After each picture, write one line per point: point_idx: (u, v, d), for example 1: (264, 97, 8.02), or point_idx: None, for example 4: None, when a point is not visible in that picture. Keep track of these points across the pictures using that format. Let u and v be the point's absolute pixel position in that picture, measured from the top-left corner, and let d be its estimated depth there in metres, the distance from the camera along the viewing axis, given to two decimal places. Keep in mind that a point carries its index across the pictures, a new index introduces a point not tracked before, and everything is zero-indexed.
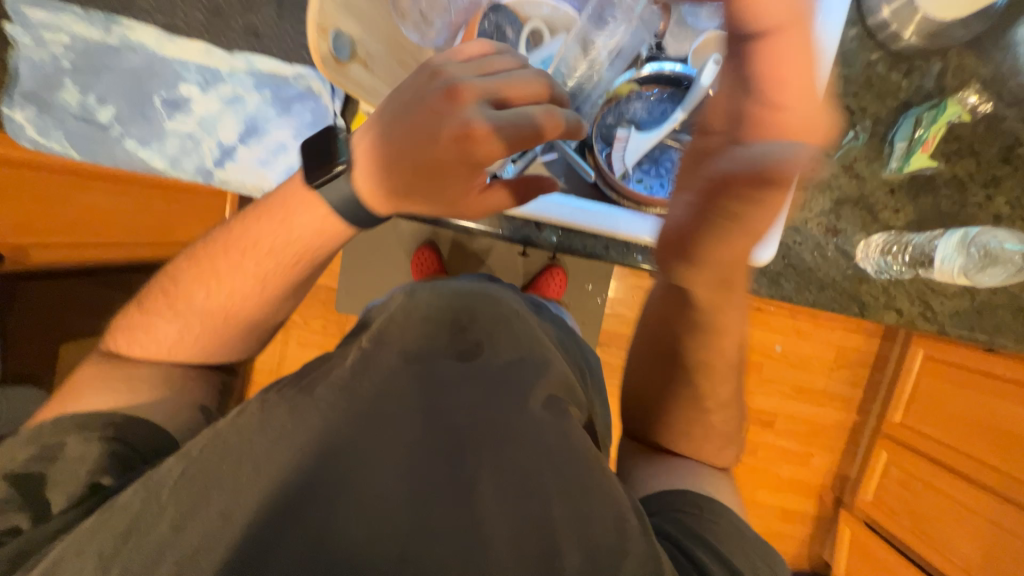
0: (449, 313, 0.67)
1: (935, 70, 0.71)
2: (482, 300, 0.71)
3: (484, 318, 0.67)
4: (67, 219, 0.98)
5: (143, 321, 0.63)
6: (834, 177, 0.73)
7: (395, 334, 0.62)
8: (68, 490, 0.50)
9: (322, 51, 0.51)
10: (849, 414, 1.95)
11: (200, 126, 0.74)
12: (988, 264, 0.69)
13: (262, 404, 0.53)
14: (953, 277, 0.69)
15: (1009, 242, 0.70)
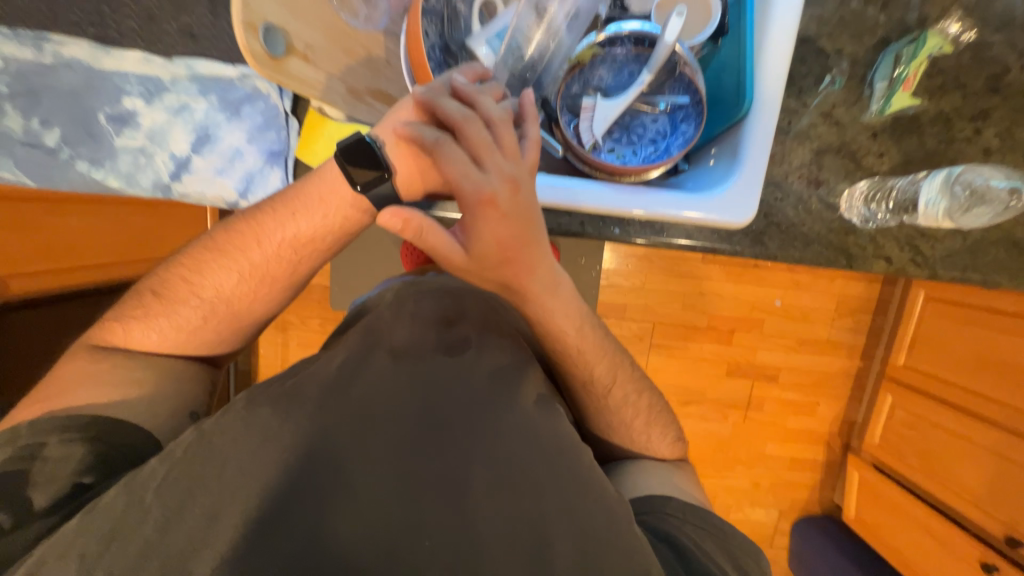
0: (432, 304, 0.63)
1: (912, 2, 0.67)
2: (465, 289, 0.67)
3: (470, 311, 0.63)
4: (39, 245, 0.97)
5: (161, 311, 0.61)
6: (813, 126, 0.70)
7: (379, 330, 0.59)
8: (52, 489, 0.48)
9: (253, 47, 0.50)
10: (853, 361, 1.95)
11: (150, 139, 0.71)
12: (972, 204, 0.66)
13: (249, 401, 0.51)
14: (937, 222, 0.67)
15: (992, 179, 0.66)
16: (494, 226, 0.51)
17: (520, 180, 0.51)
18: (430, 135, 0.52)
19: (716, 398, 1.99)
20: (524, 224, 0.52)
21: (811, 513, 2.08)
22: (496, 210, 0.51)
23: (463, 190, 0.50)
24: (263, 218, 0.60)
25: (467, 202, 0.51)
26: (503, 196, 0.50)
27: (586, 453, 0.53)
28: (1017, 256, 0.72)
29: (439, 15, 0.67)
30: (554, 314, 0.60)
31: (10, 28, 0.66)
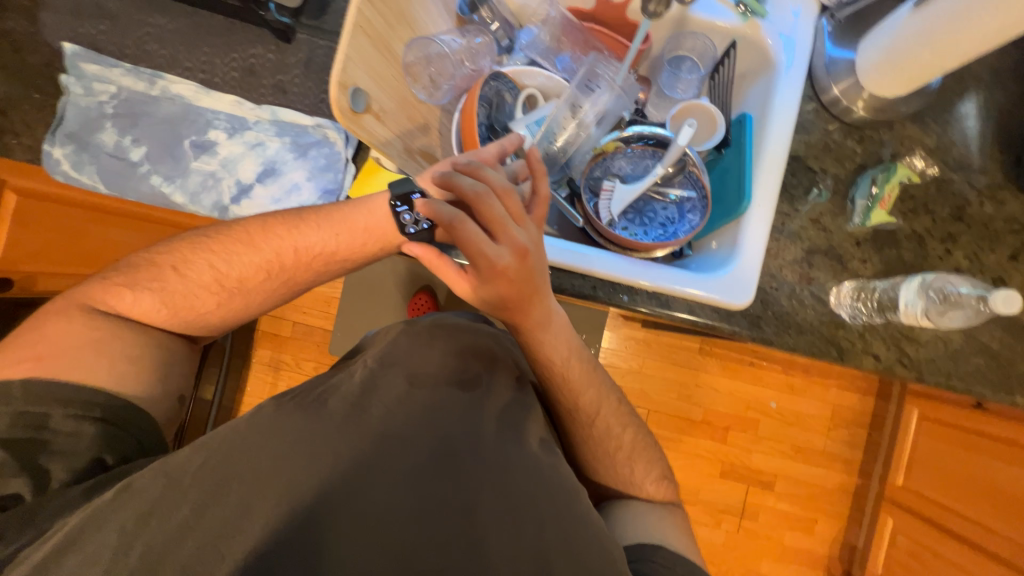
0: (451, 345, 0.67)
1: (884, 139, 0.80)
2: (468, 332, 0.71)
3: (477, 352, 0.67)
4: (80, 251, 1.03)
5: (180, 289, 0.66)
6: (804, 229, 0.79)
7: (400, 359, 0.64)
8: (60, 466, 0.54)
9: (341, 102, 0.60)
10: (850, 477, 1.89)
11: (222, 166, 0.81)
12: (947, 307, 0.72)
13: (273, 406, 0.56)
14: (916, 320, 0.73)
15: (964, 286, 0.72)
16: (505, 287, 0.59)
17: (531, 250, 0.58)
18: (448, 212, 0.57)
19: (710, 501, 1.89)
20: (529, 285, 0.60)
21: None
22: (506, 277, 0.58)
23: (481, 259, 0.57)
24: (301, 226, 0.68)
25: (482, 272, 0.57)
26: (514, 267, 0.57)
27: (577, 501, 0.56)
28: (996, 368, 0.77)
29: (488, 100, 0.80)
30: (546, 346, 0.67)
31: (132, 65, 0.78)
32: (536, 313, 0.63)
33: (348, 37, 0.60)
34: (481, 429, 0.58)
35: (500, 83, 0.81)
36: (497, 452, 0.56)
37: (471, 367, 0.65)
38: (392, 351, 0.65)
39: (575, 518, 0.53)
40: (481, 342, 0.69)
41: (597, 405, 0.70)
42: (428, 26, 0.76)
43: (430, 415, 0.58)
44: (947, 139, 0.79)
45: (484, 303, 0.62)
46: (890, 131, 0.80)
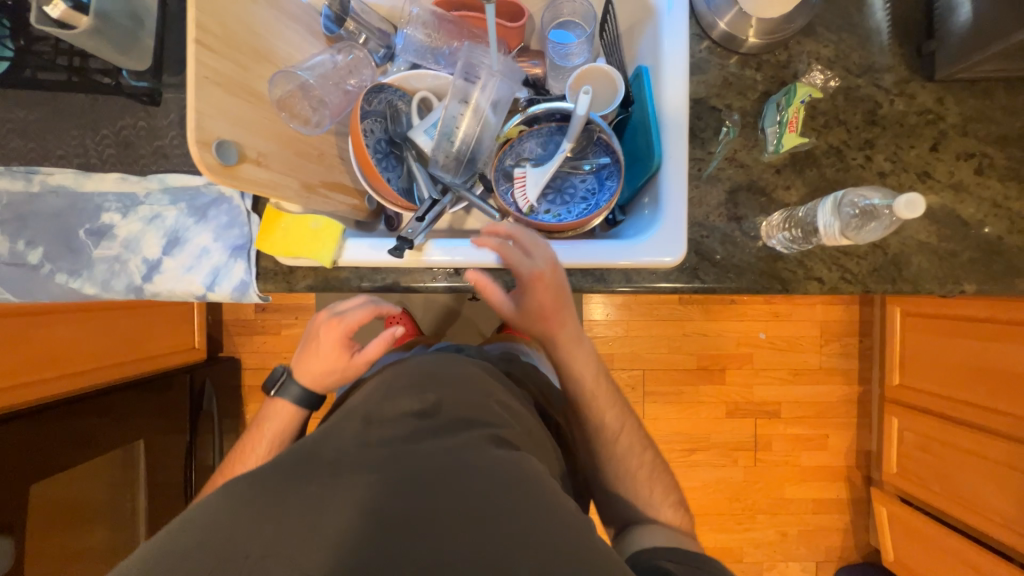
0: (416, 380, 0.62)
1: (782, 61, 0.78)
2: (443, 364, 0.66)
3: (447, 381, 0.61)
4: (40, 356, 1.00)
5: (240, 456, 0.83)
6: (721, 169, 0.77)
7: (361, 403, 0.59)
8: None
9: (207, 160, 0.57)
10: (851, 386, 1.91)
11: (125, 247, 0.76)
12: (863, 222, 0.67)
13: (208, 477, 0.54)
14: (836, 240, 0.68)
15: (877, 197, 0.67)
16: (544, 296, 0.71)
17: (556, 266, 0.71)
18: (494, 242, 0.71)
19: (722, 442, 1.92)
20: (563, 294, 0.72)
21: (851, 559, 1.94)
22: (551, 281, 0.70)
23: (520, 273, 0.70)
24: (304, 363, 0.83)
25: (523, 282, 0.70)
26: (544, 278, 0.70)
27: None
28: (938, 263, 0.77)
29: (381, 114, 0.80)
30: (575, 362, 0.76)
31: (6, 166, 0.73)
32: (574, 337, 0.76)
33: (195, 89, 0.56)
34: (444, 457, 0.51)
35: (387, 94, 0.80)
36: (474, 474, 0.49)
37: (455, 400, 0.58)
38: (373, 405, 0.58)
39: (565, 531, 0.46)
40: (451, 371, 0.64)
41: (621, 421, 0.78)
42: (294, 54, 0.73)
43: (378, 459, 0.51)
44: (845, 45, 0.77)
45: (545, 321, 0.73)
46: (786, 51, 0.78)
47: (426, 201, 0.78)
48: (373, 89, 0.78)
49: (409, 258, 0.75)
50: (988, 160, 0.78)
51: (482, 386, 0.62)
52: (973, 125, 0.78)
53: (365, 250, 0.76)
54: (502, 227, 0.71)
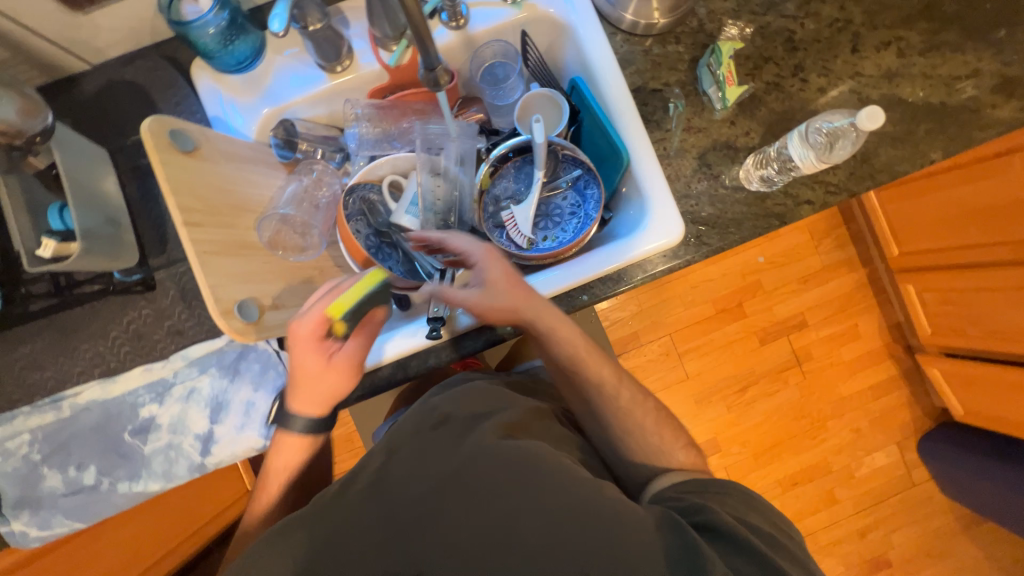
0: (434, 416, 0.71)
1: (695, 27, 0.83)
2: (464, 393, 0.75)
3: (468, 403, 0.73)
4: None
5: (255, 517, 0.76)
6: (684, 141, 0.82)
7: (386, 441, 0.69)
8: None
9: (236, 327, 0.59)
10: (859, 272, 1.98)
11: (173, 432, 0.76)
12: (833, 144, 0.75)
13: None
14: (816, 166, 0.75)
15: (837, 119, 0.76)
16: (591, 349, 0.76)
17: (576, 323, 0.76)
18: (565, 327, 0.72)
19: (768, 370, 1.97)
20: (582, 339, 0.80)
21: (926, 428, 1.99)
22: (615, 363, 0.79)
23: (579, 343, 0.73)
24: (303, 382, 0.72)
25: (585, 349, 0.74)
26: (611, 378, 0.76)
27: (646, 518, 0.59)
28: (902, 146, 0.83)
29: (360, 211, 0.84)
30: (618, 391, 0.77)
31: (27, 405, 0.71)
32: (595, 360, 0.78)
33: (200, 266, 0.57)
34: (472, 457, 0.61)
35: (360, 191, 0.84)
36: (492, 460, 0.61)
37: (461, 407, 0.71)
38: (398, 435, 0.69)
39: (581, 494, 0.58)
40: (468, 395, 0.74)
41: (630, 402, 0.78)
42: (264, 193, 0.75)
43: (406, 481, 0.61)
44: None
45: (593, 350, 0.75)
46: (694, 18, 0.83)
47: (437, 274, 0.81)
48: (346, 193, 0.83)
49: (444, 334, 0.76)
50: (905, 41, 0.84)
51: (499, 399, 0.74)
52: (879, 17, 0.84)
53: (400, 340, 0.76)
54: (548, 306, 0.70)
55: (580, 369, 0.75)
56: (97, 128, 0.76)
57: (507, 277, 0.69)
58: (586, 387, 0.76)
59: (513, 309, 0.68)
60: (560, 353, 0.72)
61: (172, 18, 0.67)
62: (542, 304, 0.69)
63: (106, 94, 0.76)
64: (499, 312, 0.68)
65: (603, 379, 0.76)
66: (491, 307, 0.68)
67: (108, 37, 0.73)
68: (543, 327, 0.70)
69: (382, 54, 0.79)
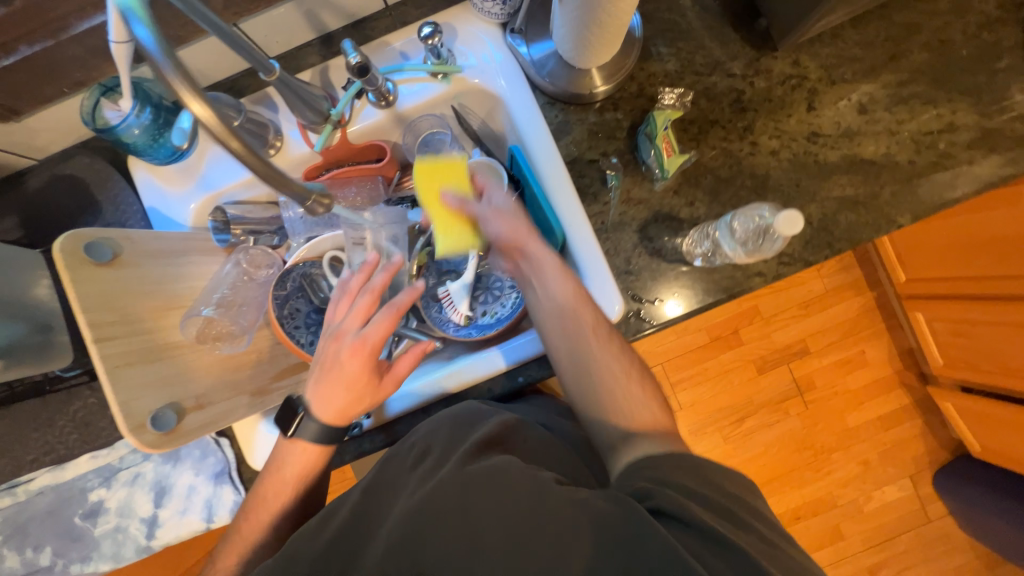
0: (417, 449, 0.66)
1: (634, 92, 0.79)
2: (451, 422, 0.68)
3: (454, 431, 0.67)
4: None
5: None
6: (623, 213, 0.78)
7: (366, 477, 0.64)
8: None
9: (147, 440, 0.60)
10: (865, 296, 1.86)
11: (120, 515, 0.79)
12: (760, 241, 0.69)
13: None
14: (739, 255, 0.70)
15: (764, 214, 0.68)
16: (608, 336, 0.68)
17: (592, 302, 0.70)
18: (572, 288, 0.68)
19: (766, 400, 1.88)
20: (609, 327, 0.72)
21: (943, 460, 1.86)
22: (617, 333, 0.69)
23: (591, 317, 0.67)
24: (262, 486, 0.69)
25: (600, 333, 0.67)
26: (616, 354, 0.66)
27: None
28: (864, 210, 0.77)
29: (300, 288, 0.85)
30: (640, 410, 0.63)
31: None
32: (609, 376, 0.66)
33: (109, 383, 0.58)
34: (444, 480, 0.56)
35: (301, 269, 0.84)
36: (464, 480, 0.56)
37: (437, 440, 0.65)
38: (375, 479, 0.64)
39: (543, 514, 0.52)
40: (457, 421, 0.68)
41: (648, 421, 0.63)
42: (197, 283, 0.77)
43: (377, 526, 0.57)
44: (686, 53, 0.78)
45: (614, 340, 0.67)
46: (634, 82, 0.79)
47: None
48: (284, 271, 0.83)
49: (375, 417, 0.78)
50: (867, 96, 0.77)
51: (475, 425, 0.67)
52: (837, 71, 0.77)
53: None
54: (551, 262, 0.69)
55: (585, 334, 0.66)
56: (42, 222, 0.78)
57: (517, 216, 0.71)
58: (585, 359, 0.66)
59: (527, 249, 0.69)
60: (557, 307, 0.67)
61: (96, 126, 0.67)
62: (548, 247, 0.69)
63: (49, 189, 0.79)
64: (528, 250, 0.69)
65: (606, 345, 0.66)
66: (494, 219, 0.70)
67: (45, 137, 0.75)
68: (547, 261, 0.68)
69: (310, 134, 0.78)
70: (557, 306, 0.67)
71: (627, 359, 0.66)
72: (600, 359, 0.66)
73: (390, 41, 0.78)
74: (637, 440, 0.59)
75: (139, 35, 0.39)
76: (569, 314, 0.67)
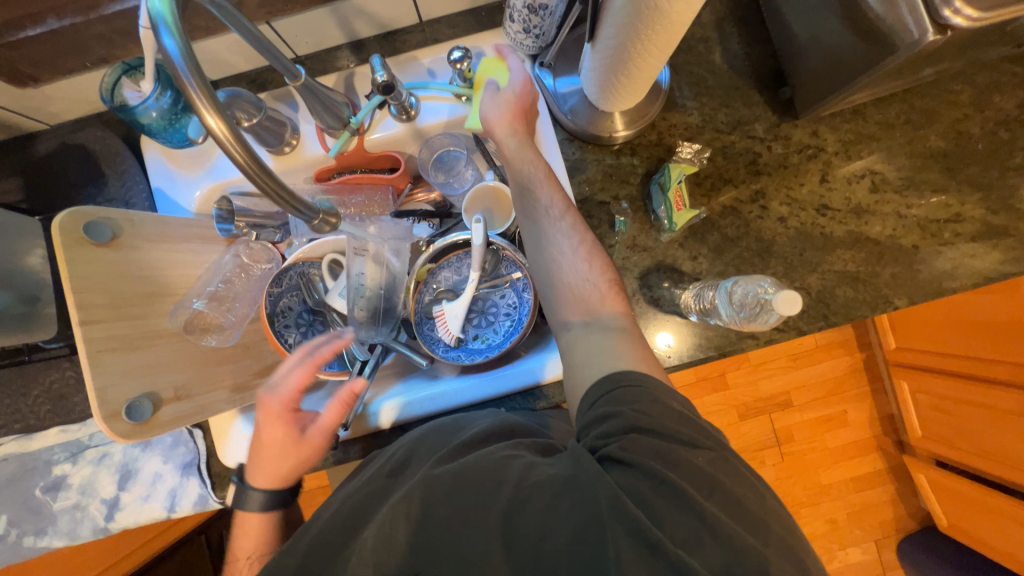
0: (399, 456, 0.64)
1: (654, 139, 0.79)
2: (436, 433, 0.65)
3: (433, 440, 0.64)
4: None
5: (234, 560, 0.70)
6: (627, 258, 0.78)
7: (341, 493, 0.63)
8: None
9: (120, 430, 0.59)
10: (854, 357, 1.87)
11: (82, 493, 0.78)
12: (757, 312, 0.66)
13: None
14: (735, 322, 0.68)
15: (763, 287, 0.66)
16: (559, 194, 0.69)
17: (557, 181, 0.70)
18: (536, 170, 0.68)
19: (743, 446, 1.88)
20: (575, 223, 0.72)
21: (908, 529, 1.87)
22: (589, 235, 0.68)
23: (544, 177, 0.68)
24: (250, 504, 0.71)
25: (550, 183, 0.68)
26: (581, 239, 0.66)
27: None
28: (863, 287, 0.77)
29: (296, 287, 0.84)
30: (581, 286, 0.64)
31: None
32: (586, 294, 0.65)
33: (90, 368, 0.58)
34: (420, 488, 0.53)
35: (299, 267, 0.84)
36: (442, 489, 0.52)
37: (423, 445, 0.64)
38: (352, 494, 0.61)
39: (515, 488, 0.50)
40: (438, 431, 0.66)
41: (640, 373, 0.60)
42: (193, 271, 0.76)
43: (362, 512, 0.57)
44: (709, 108, 0.79)
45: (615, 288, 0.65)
46: (654, 130, 0.79)
47: (358, 363, 0.80)
48: (280, 270, 0.82)
49: (352, 429, 0.77)
50: (880, 176, 0.78)
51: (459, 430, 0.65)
52: (854, 148, 0.78)
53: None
54: (543, 164, 0.69)
55: (548, 217, 0.67)
56: (46, 188, 0.78)
57: (511, 117, 0.69)
58: (536, 229, 0.67)
59: (517, 101, 0.69)
60: (523, 178, 0.68)
61: (114, 104, 0.67)
62: (537, 159, 0.69)
63: (58, 156, 0.78)
64: (505, 107, 0.69)
65: (558, 223, 0.66)
66: (504, 127, 0.68)
67: (61, 105, 0.74)
68: (523, 145, 0.68)
69: (327, 138, 0.78)
70: (549, 224, 0.66)
71: (572, 220, 0.68)
72: (550, 206, 0.67)
73: (419, 57, 0.78)
74: (592, 329, 0.62)
75: (167, 45, 0.39)
76: (527, 176, 0.68)
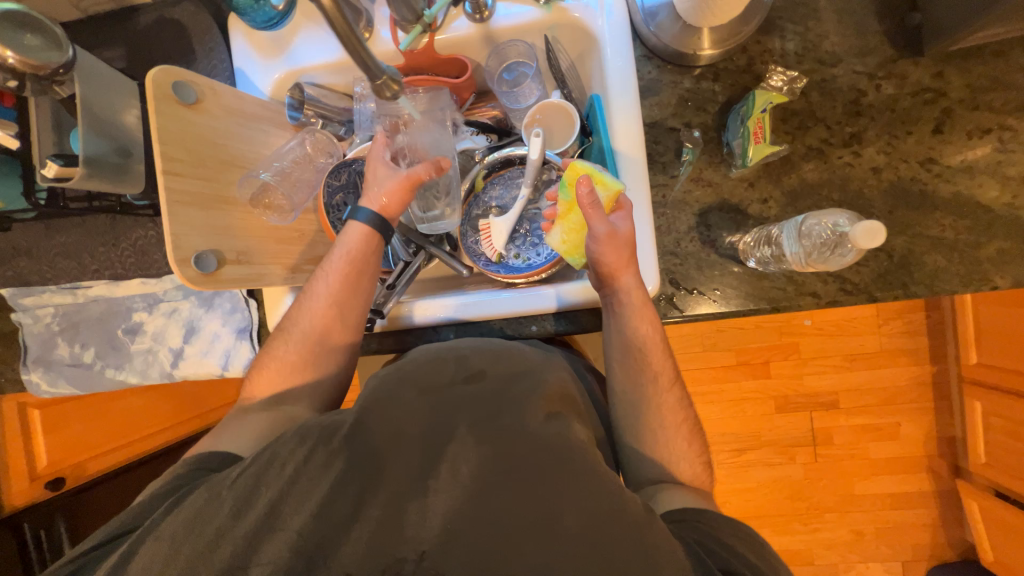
0: (469, 369, 0.64)
1: (742, 65, 0.72)
2: (512, 357, 0.67)
3: (503, 363, 0.65)
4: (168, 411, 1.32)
5: (305, 347, 0.70)
6: (688, 192, 0.73)
7: (408, 396, 0.60)
8: None
9: (187, 274, 0.64)
10: (923, 368, 1.70)
11: (154, 340, 0.87)
12: (833, 249, 0.61)
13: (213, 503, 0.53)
14: (802, 265, 0.64)
15: (843, 221, 0.61)
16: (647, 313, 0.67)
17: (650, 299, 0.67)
18: (617, 274, 0.66)
19: (776, 440, 1.77)
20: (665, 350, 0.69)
21: (944, 558, 1.73)
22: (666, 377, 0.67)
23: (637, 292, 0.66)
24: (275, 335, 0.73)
25: (639, 300, 0.66)
26: (671, 395, 0.66)
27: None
28: (960, 258, 0.68)
29: (354, 185, 0.86)
30: (658, 420, 0.65)
31: (56, 284, 0.86)
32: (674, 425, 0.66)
33: (169, 213, 0.63)
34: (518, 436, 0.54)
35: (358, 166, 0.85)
36: (540, 450, 0.53)
37: (496, 365, 0.65)
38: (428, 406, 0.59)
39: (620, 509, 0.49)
40: (514, 366, 0.65)
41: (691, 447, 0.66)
42: (262, 150, 0.80)
43: (445, 427, 0.56)
44: (814, 36, 0.71)
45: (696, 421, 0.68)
46: (744, 55, 0.72)
47: (399, 264, 0.83)
48: (342, 163, 0.85)
49: (387, 321, 0.79)
50: (1010, 133, 0.67)
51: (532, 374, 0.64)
52: (983, 96, 0.67)
53: None
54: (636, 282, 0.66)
55: (634, 328, 0.67)
56: (146, 57, 0.83)
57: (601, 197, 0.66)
58: (640, 398, 0.66)
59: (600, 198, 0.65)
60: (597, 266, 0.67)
61: None
62: (628, 267, 0.66)
63: (157, 29, 0.83)
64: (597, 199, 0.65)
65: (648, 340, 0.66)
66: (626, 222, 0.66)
67: None
68: (627, 238, 0.65)
69: (399, 33, 0.78)
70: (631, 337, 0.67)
71: (661, 352, 0.67)
72: (640, 315, 0.66)
73: None
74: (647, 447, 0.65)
75: None
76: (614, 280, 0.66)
